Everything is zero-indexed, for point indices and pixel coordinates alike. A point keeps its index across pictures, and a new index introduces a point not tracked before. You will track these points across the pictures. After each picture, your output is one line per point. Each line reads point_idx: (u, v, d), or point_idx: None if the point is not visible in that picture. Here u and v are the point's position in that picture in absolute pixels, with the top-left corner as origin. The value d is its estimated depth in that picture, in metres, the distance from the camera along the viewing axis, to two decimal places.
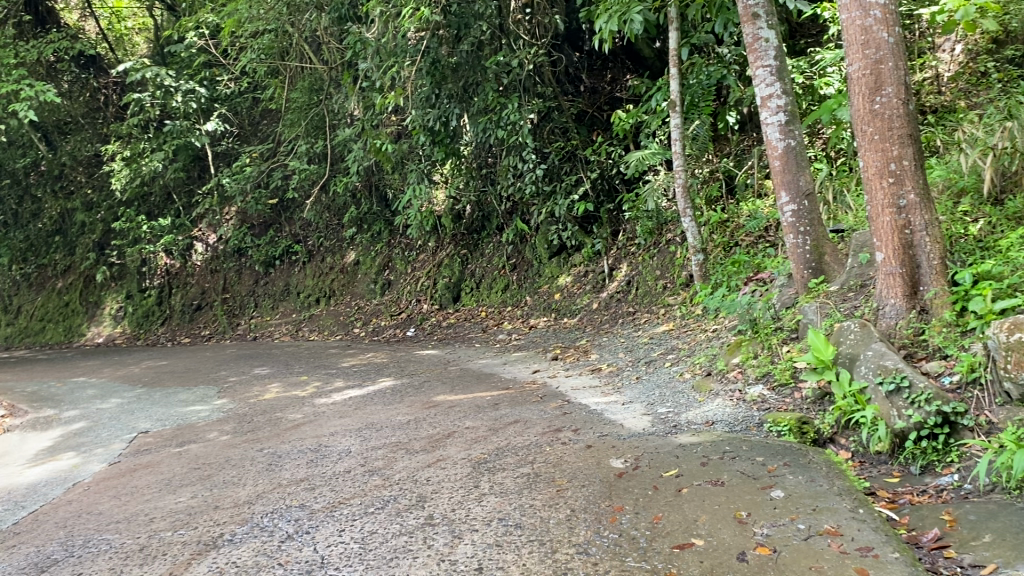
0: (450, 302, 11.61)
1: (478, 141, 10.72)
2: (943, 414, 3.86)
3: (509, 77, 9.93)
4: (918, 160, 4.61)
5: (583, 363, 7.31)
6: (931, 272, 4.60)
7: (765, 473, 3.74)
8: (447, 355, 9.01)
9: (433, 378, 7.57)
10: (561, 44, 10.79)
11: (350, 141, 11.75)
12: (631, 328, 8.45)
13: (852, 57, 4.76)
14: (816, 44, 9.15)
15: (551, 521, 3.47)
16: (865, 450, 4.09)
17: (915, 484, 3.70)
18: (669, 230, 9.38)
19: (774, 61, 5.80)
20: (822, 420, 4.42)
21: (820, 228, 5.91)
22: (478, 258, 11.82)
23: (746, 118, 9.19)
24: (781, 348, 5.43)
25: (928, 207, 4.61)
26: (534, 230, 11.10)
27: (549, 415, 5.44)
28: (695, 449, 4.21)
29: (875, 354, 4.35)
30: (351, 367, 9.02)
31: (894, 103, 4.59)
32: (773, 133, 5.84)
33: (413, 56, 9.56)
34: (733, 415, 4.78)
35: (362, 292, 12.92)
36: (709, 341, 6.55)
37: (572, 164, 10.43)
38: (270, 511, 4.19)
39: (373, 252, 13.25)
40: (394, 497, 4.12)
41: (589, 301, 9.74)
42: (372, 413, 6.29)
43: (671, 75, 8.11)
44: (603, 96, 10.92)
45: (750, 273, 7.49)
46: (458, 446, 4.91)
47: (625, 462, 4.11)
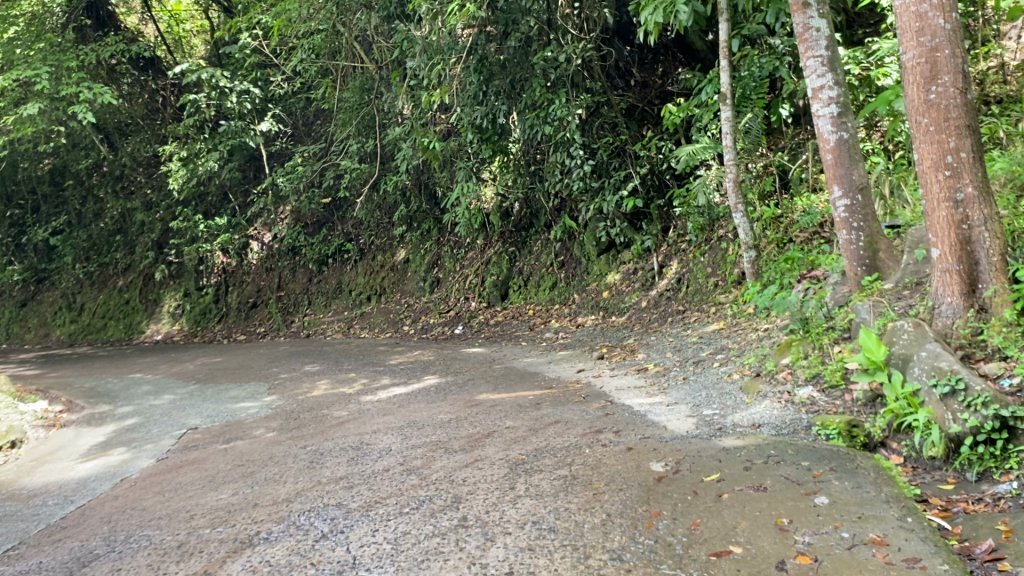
0: (499, 299, 11.58)
1: (526, 138, 10.65)
2: (1002, 419, 3.66)
3: (557, 72, 9.82)
4: (977, 151, 4.40)
5: (629, 362, 7.19)
6: (990, 269, 4.38)
7: (810, 479, 3.60)
8: (493, 353, 8.97)
9: (479, 376, 7.53)
10: (611, 38, 10.64)
11: (400, 139, 11.79)
12: (680, 326, 8.29)
13: (906, 45, 4.57)
14: (875, 33, 8.86)
15: (585, 525, 3.39)
16: (919, 455, 3.91)
17: (970, 492, 3.51)
18: (720, 226, 9.18)
19: (826, 51, 5.61)
20: (873, 423, 4.25)
21: (874, 224, 5.69)
22: (526, 256, 11.75)
23: (800, 111, 8.92)
24: (832, 348, 5.24)
25: (987, 201, 4.39)
26: (583, 227, 11.00)
27: (592, 415, 5.35)
28: (739, 453, 4.07)
29: (930, 354, 4.16)
30: (398, 365, 9.04)
31: (951, 92, 4.39)
32: (824, 126, 5.65)
33: (459, 52, 9.70)
34: (780, 418, 4.63)
35: (412, 290, 12.97)
36: (759, 340, 6.38)
37: (621, 160, 10.29)
38: (307, 510, 4.19)
39: (423, 250, 13.27)
40: (430, 497, 4.08)
41: (637, 299, 9.60)
42: (415, 412, 6.28)
43: (722, 68, 7.92)
44: (653, 90, 10.73)
45: (803, 270, 7.28)
46: (498, 446, 4.86)
47: (665, 466, 4.00)
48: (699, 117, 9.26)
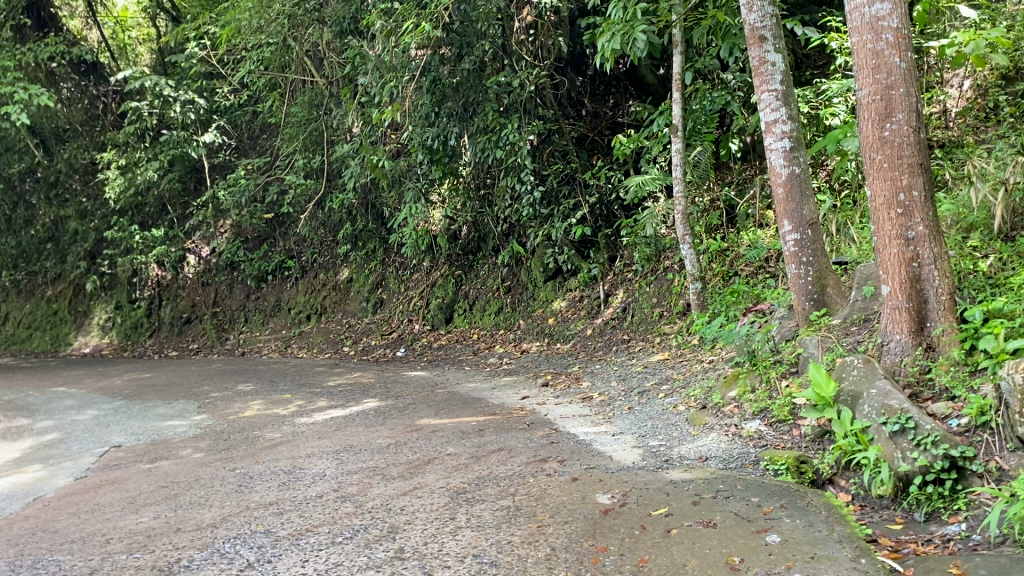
0: (443, 322, 11.40)
1: (477, 160, 10.54)
2: (951, 459, 3.63)
3: (510, 97, 9.76)
4: (929, 190, 4.41)
5: (574, 390, 7.08)
6: (939, 308, 4.38)
7: (760, 516, 3.50)
8: (435, 377, 8.77)
9: (420, 400, 7.33)
10: (564, 67, 10.63)
11: (347, 158, 11.59)
12: (624, 356, 8.22)
13: (862, 82, 4.58)
14: (823, 75, 9.01)
15: (529, 560, 3.24)
16: (867, 493, 3.84)
17: (919, 532, 3.46)
18: (667, 257, 9.18)
19: (780, 86, 5.62)
20: (821, 459, 4.19)
21: (823, 259, 5.70)
22: (473, 280, 11.61)
23: (748, 147, 8.99)
24: (779, 382, 5.19)
25: (937, 240, 4.39)
26: (531, 253, 10.91)
27: (536, 443, 5.20)
28: (688, 487, 3.96)
29: (879, 392, 4.12)
30: (336, 386, 8.77)
31: (905, 130, 4.40)
32: (777, 159, 5.66)
33: (412, 72, 9.44)
34: (728, 451, 4.54)
35: (354, 310, 12.72)
36: (704, 372, 6.33)
37: (571, 188, 10.25)
38: (233, 536, 3.94)
39: (367, 270, 13.04)
40: (365, 526, 3.88)
41: (583, 327, 9.51)
42: (352, 436, 6.04)
43: (674, 100, 7.93)
44: (605, 121, 10.74)
45: (748, 303, 7.28)
46: (438, 474, 4.67)
47: (612, 498, 3.87)
48: (649, 148, 9.27)
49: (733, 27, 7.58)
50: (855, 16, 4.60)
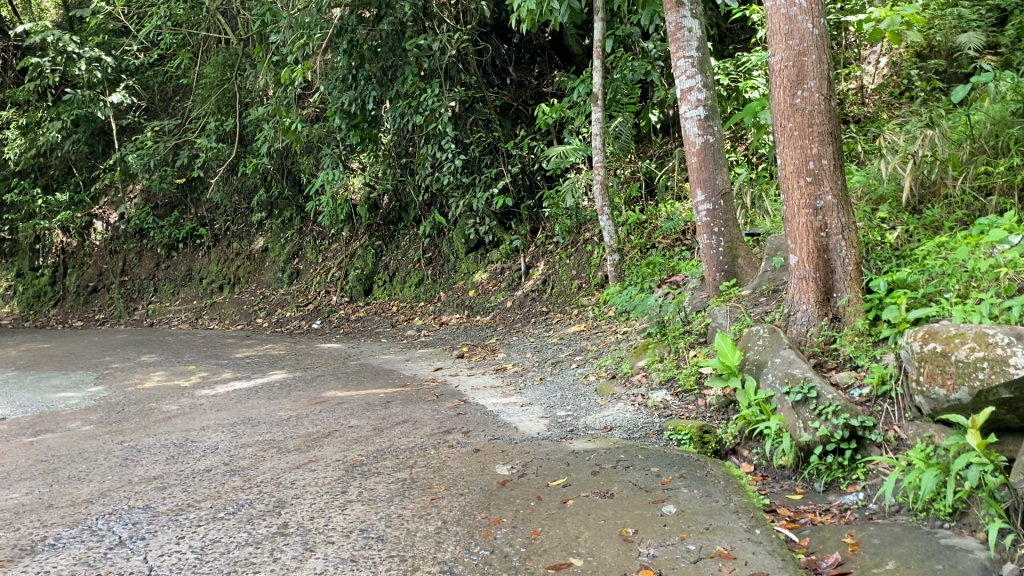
0: (361, 294, 11.12)
1: (397, 128, 10.25)
2: (851, 428, 3.59)
3: (430, 61, 9.49)
4: (838, 160, 4.38)
5: (487, 362, 6.94)
6: (845, 279, 4.36)
7: (658, 486, 3.42)
8: (349, 350, 8.52)
9: (328, 372, 7.09)
10: (489, 33, 10.39)
11: (261, 121, 11.17)
12: (542, 328, 8.10)
13: (774, 48, 4.50)
14: (745, 49, 8.98)
15: (417, 534, 3.08)
16: (769, 463, 3.81)
17: (817, 502, 3.43)
18: (588, 230, 9.07)
19: (696, 53, 5.52)
20: (724, 429, 4.14)
21: (735, 230, 5.66)
22: (393, 251, 11.35)
23: (669, 120, 8.93)
24: (687, 352, 5.15)
25: (846, 209, 4.38)
26: (452, 225, 10.69)
27: (442, 414, 5.04)
28: (589, 457, 3.86)
29: (783, 361, 4.08)
30: (244, 358, 8.47)
31: (816, 98, 4.35)
32: (691, 128, 5.58)
33: (326, 29, 9.07)
34: (633, 421, 4.46)
35: (269, 281, 12.38)
36: (618, 343, 6.25)
37: (493, 157, 10.00)
38: (107, 513, 3.68)
39: (283, 240, 12.65)
40: (250, 501, 3.67)
41: (503, 299, 9.37)
42: (252, 409, 5.77)
43: (594, 67, 7.78)
44: (529, 90, 10.54)
45: (664, 275, 7.22)
46: (336, 447, 4.47)
47: (511, 469, 3.74)
48: (572, 118, 9.11)
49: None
50: None
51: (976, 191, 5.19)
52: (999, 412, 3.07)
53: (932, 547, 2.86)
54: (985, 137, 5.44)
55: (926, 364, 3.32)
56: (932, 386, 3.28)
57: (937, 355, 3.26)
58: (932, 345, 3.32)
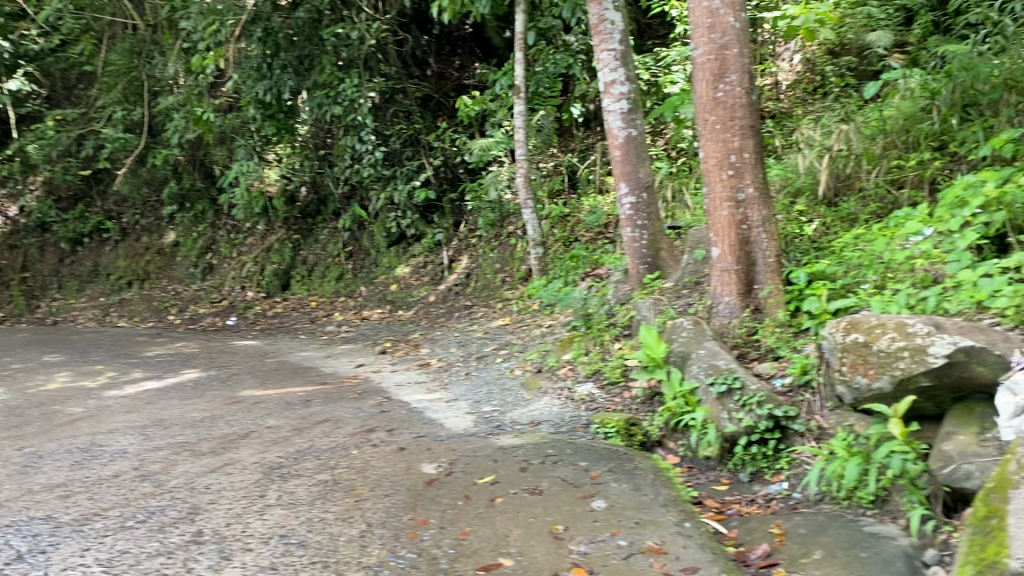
0: (279, 289, 10.84)
1: (315, 118, 10.00)
2: (774, 418, 3.62)
3: (349, 51, 9.27)
4: (758, 153, 4.42)
5: (410, 358, 6.81)
6: (766, 271, 4.41)
7: (587, 481, 3.38)
8: (266, 347, 8.27)
9: (244, 371, 6.85)
10: (408, 24, 10.07)
11: (171, 110, 10.75)
12: (466, 322, 8.01)
13: (696, 41, 4.49)
14: (664, 44, 9.05)
15: (340, 538, 2.96)
16: (694, 454, 3.82)
17: (743, 493, 3.45)
18: (512, 223, 9.02)
19: (619, 46, 5.50)
20: (650, 422, 4.13)
21: (658, 223, 5.69)
22: (311, 245, 11.10)
23: (591, 114, 8.95)
24: (613, 344, 5.14)
25: (765, 202, 4.43)
26: (372, 218, 10.49)
27: (364, 413, 4.90)
28: (516, 453, 3.80)
29: (708, 353, 4.09)
30: (155, 357, 8.12)
31: (738, 92, 4.37)
32: (614, 121, 5.56)
33: (238, 15, 8.75)
34: (560, 415, 4.42)
35: (181, 276, 11.97)
36: (543, 337, 6.21)
37: (414, 150, 9.81)
38: (4, 526, 3.43)
39: (195, 234, 12.24)
40: (162, 508, 3.48)
41: (425, 294, 9.23)
42: (164, 410, 5.52)
43: (516, 59, 7.70)
44: (450, 82, 10.42)
45: (588, 268, 7.22)
46: (253, 448, 4.30)
47: (437, 468, 3.64)
48: (494, 110, 9.04)
49: None
50: None
51: (889, 185, 5.33)
52: (919, 401, 3.16)
53: (857, 535, 2.90)
54: (896, 132, 5.60)
55: (849, 354, 3.34)
56: (855, 375, 3.29)
57: (859, 346, 3.29)
58: (854, 336, 3.34)
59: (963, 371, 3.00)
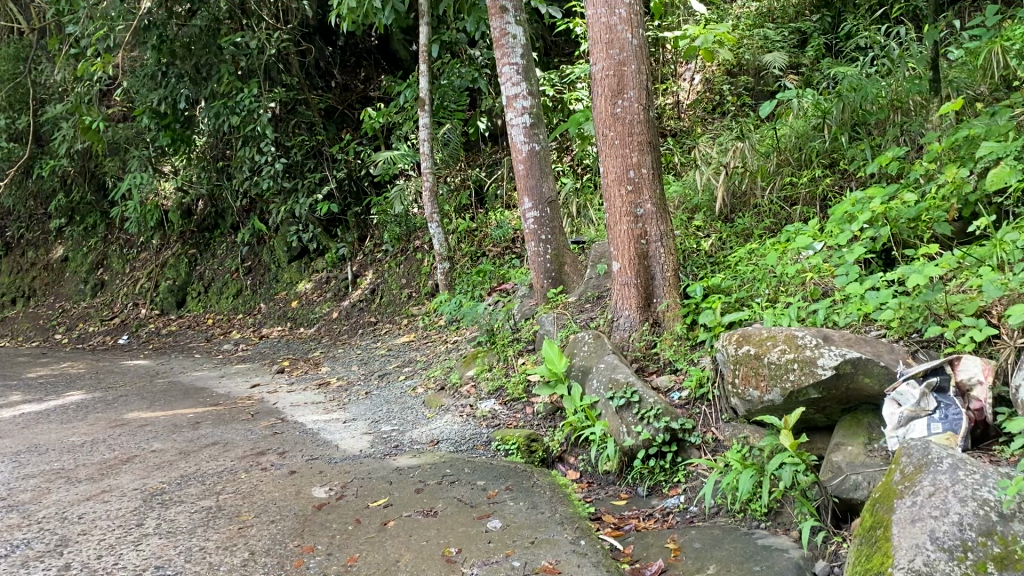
0: (174, 307, 10.42)
1: (213, 130, 9.68)
2: (671, 432, 3.61)
3: (249, 60, 9.01)
4: (656, 169, 4.45)
5: (310, 377, 6.60)
6: (664, 285, 4.44)
7: (483, 501, 3.30)
8: (158, 367, 7.90)
9: (133, 392, 6.51)
10: (311, 34, 9.96)
11: (59, 119, 10.23)
12: (369, 339, 7.83)
13: (596, 57, 4.50)
14: (570, 62, 9.12)
15: (221, 568, 2.79)
16: (594, 470, 3.78)
17: (641, 507, 3.42)
18: (418, 238, 8.89)
19: (521, 60, 5.48)
20: (551, 437, 4.09)
21: (561, 237, 5.68)
22: (208, 260, 10.75)
23: (497, 129, 8.92)
24: (516, 360, 5.09)
25: (664, 218, 4.46)
26: (273, 232, 10.19)
27: (257, 435, 4.70)
28: (413, 473, 3.69)
29: (607, 367, 4.08)
30: (36, 379, 7.65)
31: (635, 108, 4.39)
32: (517, 135, 5.53)
33: (129, 20, 8.39)
34: (460, 432, 4.33)
35: (69, 293, 11.44)
36: (447, 353, 6.10)
37: (317, 162, 9.58)
38: None
39: (84, 249, 11.75)
40: (27, 541, 3.22)
41: (328, 310, 9.00)
42: (40, 434, 5.18)
43: (420, 72, 7.60)
44: (355, 94, 10.24)
45: (494, 283, 7.16)
46: (134, 474, 4.06)
47: (329, 491, 3.50)
48: (400, 123, 8.92)
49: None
50: None
51: (783, 201, 5.47)
52: (809, 413, 3.21)
53: (750, 548, 2.87)
54: (790, 149, 5.74)
55: (741, 366, 3.39)
56: (747, 387, 3.35)
57: (751, 358, 3.33)
58: (746, 348, 3.39)
59: (850, 383, 3.03)
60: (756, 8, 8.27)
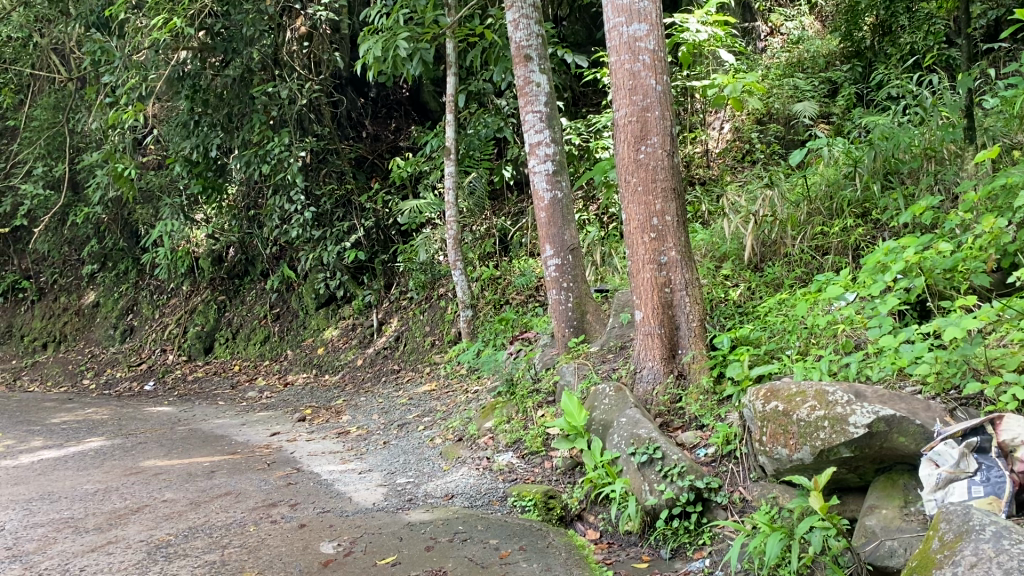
0: (201, 353, 10.43)
1: (244, 178, 9.76)
2: (696, 491, 3.45)
3: (280, 110, 9.10)
4: (681, 216, 4.34)
5: (330, 425, 6.51)
6: (689, 335, 4.30)
7: (495, 561, 3.15)
8: (179, 413, 7.86)
9: (151, 439, 6.45)
10: (343, 85, 10.13)
11: (95, 167, 10.40)
12: (392, 387, 7.73)
13: (619, 103, 4.44)
14: (598, 111, 9.10)
15: None
16: (614, 529, 3.62)
17: (663, 571, 3.24)
18: (443, 285, 8.80)
19: (545, 107, 5.43)
20: (570, 494, 3.94)
21: (584, 285, 5.57)
22: (236, 306, 10.79)
23: (523, 178, 8.90)
24: (535, 411, 4.95)
25: (689, 266, 4.34)
26: (301, 279, 10.19)
27: (270, 485, 4.59)
28: (425, 529, 3.55)
29: (629, 421, 3.93)
30: (59, 424, 7.62)
31: (659, 154, 4.30)
32: (540, 182, 5.46)
33: (161, 70, 8.58)
34: (476, 487, 4.20)
35: (99, 338, 11.52)
36: (467, 403, 5.98)
37: (346, 211, 9.56)
38: None
39: (116, 294, 11.88)
40: None
41: (353, 357, 8.93)
42: (54, 481, 5.11)
43: (449, 121, 7.53)
44: (385, 144, 10.28)
45: (517, 331, 7.04)
46: (142, 525, 3.96)
47: (337, 547, 3.37)
48: (428, 172, 8.93)
49: (506, 49, 7.42)
50: (613, 35, 4.44)
51: (814, 251, 5.31)
52: (841, 472, 3.04)
53: None
54: (821, 198, 5.61)
55: (768, 423, 3.22)
56: (775, 445, 3.18)
57: (779, 415, 3.17)
58: (773, 404, 3.23)
59: (884, 442, 2.87)
60: (785, 59, 8.24)
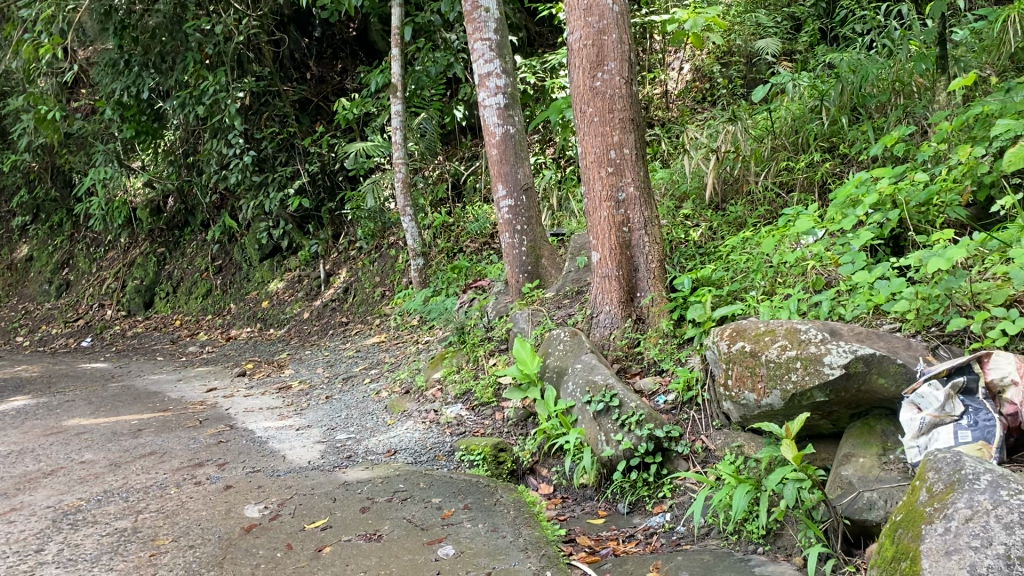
0: (140, 307, 9.95)
1: (180, 121, 9.21)
2: (656, 440, 3.17)
3: (216, 47, 8.54)
4: (640, 149, 4.02)
5: (271, 380, 6.16)
6: (648, 277, 4.01)
7: (436, 522, 2.86)
8: (114, 370, 7.45)
9: (80, 397, 6.04)
10: (286, 23, 9.47)
11: (19, 111, 9.75)
12: (339, 340, 7.39)
13: (573, 25, 4.08)
14: (554, 51, 8.69)
15: None
16: (569, 483, 3.36)
17: (621, 527, 2.99)
18: (393, 234, 8.41)
19: (495, 35, 5.04)
20: (521, 446, 3.67)
21: (538, 228, 5.24)
22: (178, 258, 10.29)
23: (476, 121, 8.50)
24: (486, 360, 4.66)
25: (647, 202, 4.03)
26: (244, 229, 9.71)
27: (200, 444, 4.25)
28: (361, 489, 3.25)
29: (585, 367, 3.64)
30: None
31: (617, 81, 3.96)
32: (490, 117, 5.09)
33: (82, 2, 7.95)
34: (421, 442, 3.89)
35: (33, 294, 10.96)
36: (416, 354, 5.67)
37: (288, 155, 9.05)
38: None
39: (51, 247, 11.30)
40: None
41: (299, 310, 8.54)
42: None
43: (394, 56, 7.08)
44: (330, 86, 9.76)
45: (469, 280, 6.71)
46: (52, 490, 3.60)
47: (262, 511, 3.05)
48: (375, 114, 8.47)
49: None
50: None
51: (778, 188, 5.06)
52: (813, 418, 2.80)
53: None
54: (786, 133, 5.33)
55: (734, 365, 2.96)
56: (741, 390, 2.92)
57: (746, 356, 2.90)
58: (739, 344, 2.95)
59: (862, 384, 2.61)
60: None
